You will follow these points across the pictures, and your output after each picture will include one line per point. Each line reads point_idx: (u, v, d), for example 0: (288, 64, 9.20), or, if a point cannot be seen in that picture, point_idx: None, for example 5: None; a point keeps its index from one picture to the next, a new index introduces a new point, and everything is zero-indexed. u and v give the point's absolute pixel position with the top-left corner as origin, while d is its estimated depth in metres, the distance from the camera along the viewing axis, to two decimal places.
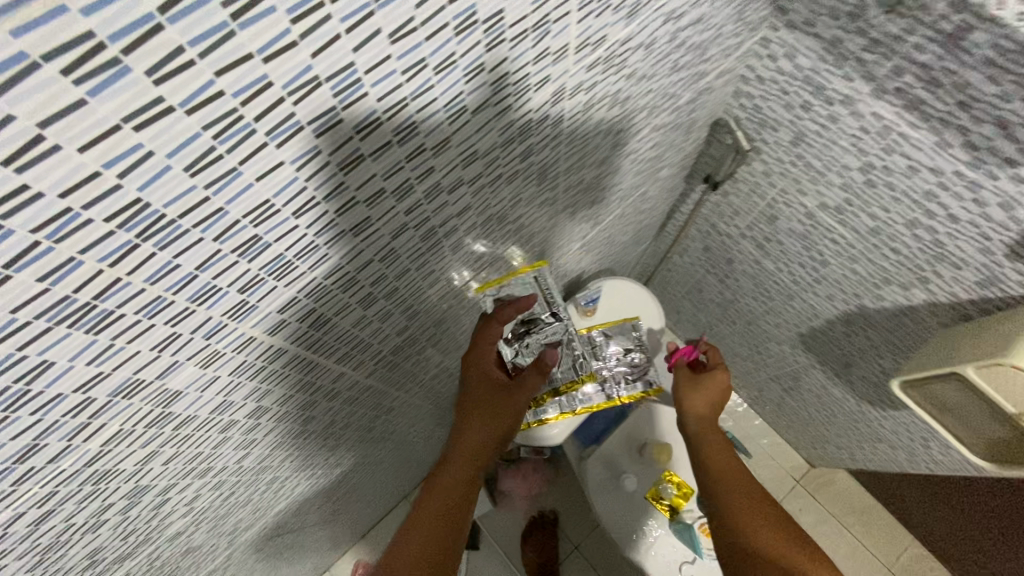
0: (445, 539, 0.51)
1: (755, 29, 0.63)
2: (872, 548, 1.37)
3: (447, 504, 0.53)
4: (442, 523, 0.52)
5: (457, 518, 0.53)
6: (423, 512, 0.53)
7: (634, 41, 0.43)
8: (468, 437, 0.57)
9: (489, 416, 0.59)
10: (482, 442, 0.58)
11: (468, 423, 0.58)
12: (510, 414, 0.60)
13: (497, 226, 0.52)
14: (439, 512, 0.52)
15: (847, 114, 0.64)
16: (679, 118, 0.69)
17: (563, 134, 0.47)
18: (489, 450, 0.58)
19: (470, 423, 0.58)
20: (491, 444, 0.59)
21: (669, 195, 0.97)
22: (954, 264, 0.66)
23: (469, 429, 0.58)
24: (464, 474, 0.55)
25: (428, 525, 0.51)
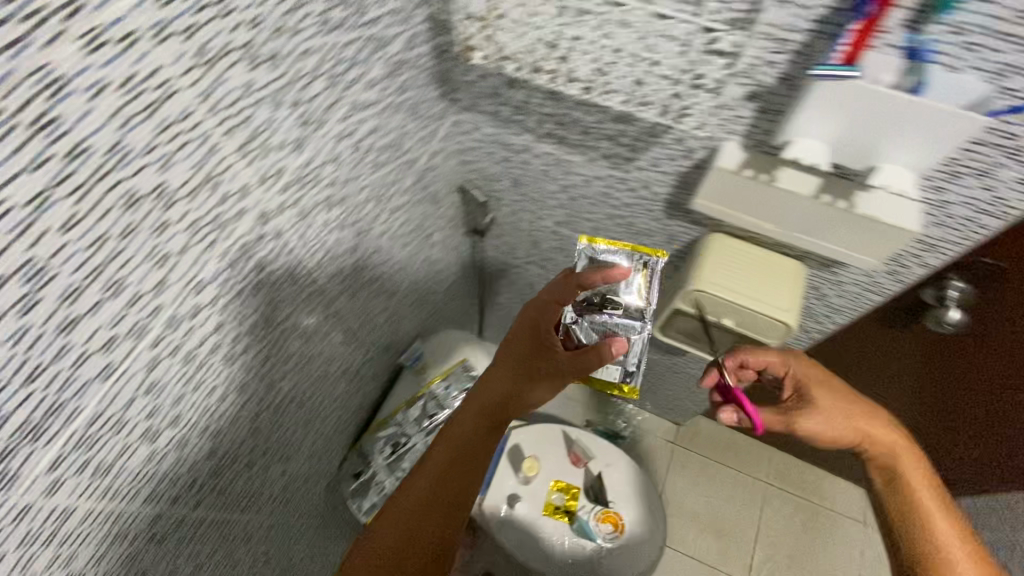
0: (429, 522, 0.69)
1: (442, 117, 0.82)
2: (744, 470, 1.61)
3: (430, 496, 0.71)
4: (422, 511, 0.70)
5: (463, 469, 0.74)
6: (409, 498, 0.71)
7: (318, 160, 0.57)
8: (452, 437, 0.77)
9: (491, 383, 0.80)
10: (467, 442, 0.76)
11: (457, 423, 0.78)
12: (494, 417, 0.78)
13: (270, 329, 0.61)
14: (422, 505, 0.70)
15: (532, 155, 0.86)
16: (418, 195, 0.85)
17: (292, 241, 0.58)
18: (484, 450, 0.76)
19: (466, 423, 0.77)
20: (478, 414, 0.78)
21: (458, 250, 1.13)
22: (650, 232, 0.89)
23: (454, 429, 0.77)
24: (448, 469, 0.73)
25: (409, 515, 0.69)
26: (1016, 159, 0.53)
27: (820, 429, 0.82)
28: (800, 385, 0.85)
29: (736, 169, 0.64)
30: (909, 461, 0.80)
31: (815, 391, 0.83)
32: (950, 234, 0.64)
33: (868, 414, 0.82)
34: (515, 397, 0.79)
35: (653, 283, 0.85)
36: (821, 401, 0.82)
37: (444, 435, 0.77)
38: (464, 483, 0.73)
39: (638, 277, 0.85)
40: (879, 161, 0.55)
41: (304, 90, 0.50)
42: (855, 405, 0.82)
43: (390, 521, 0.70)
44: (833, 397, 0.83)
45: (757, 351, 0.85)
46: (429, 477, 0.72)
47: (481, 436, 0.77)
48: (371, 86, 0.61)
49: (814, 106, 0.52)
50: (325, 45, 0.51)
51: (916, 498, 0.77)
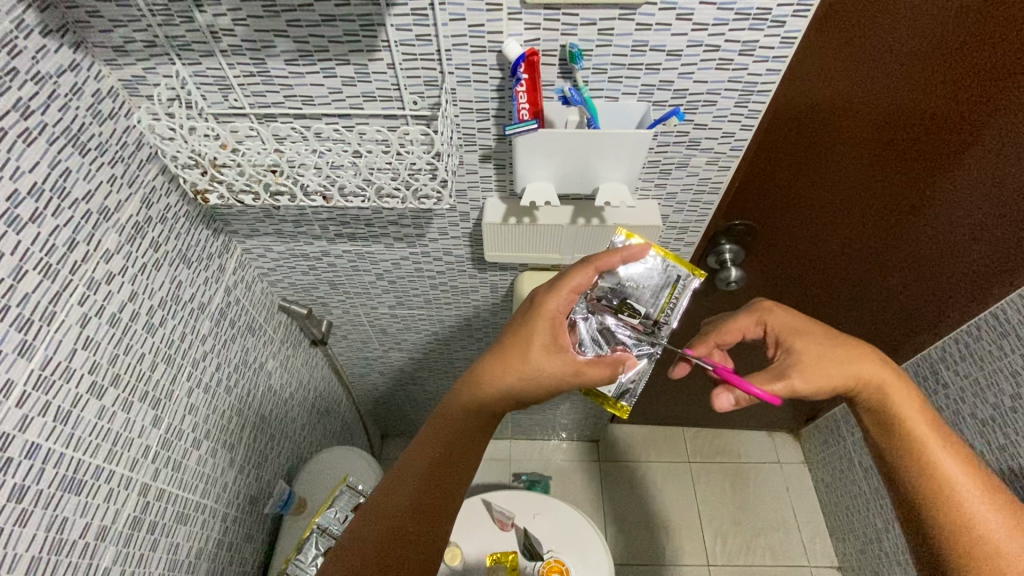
0: (417, 534, 0.50)
1: (226, 251, 0.80)
2: (670, 458, 1.64)
3: (418, 500, 0.51)
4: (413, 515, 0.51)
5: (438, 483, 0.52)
6: (387, 509, 0.51)
7: (63, 351, 0.52)
8: (444, 433, 0.54)
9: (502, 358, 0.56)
10: (463, 431, 0.55)
11: (457, 403, 0.56)
12: (498, 407, 0.56)
13: (66, 551, 0.53)
14: (404, 522, 0.50)
15: (333, 256, 0.86)
16: (229, 332, 0.82)
17: (59, 449, 0.52)
18: (475, 451, 0.55)
19: (456, 423, 0.55)
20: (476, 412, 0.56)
21: (308, 366, 1.08)
22: (473, 288, 0.93)
23: (457, 415, 0.55)
24: (434, 474, 0.52)
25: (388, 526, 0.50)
26: (694, 150, 0.64)
27: (808, 386, 0.59)
28: (775, 336, 0.65)
29: (501, 220, 0.71)
30: (909, 404, 0.57)
31: (795, 338, 0.63)
32: (693, 216, 0.75)
33: (864, 354, 0.60)
34: (513, 401, 0.57)
35: (679, 302, 0.66)
36: (806, 352, 0.61)
37: (437, 425, 0.55)
38: (458, 482, 0.54)
39: (667, 291, 0.66)
40: (598, 183, 0.62)
41: (11, 291, 0.47)
42: (841, 348, 0.60)
43: (356, 536, 0.50)
44: (821, 346, 0.61)
45: (724, 327, 0.69)
46: (408, 474, 0.52)
47: (479, 430, 0.56)
48: (111, 256, 0.58)
49: (524, 156, 0.59)
50: (22, 241, 0.48)
51: (926, 444, 0.55)
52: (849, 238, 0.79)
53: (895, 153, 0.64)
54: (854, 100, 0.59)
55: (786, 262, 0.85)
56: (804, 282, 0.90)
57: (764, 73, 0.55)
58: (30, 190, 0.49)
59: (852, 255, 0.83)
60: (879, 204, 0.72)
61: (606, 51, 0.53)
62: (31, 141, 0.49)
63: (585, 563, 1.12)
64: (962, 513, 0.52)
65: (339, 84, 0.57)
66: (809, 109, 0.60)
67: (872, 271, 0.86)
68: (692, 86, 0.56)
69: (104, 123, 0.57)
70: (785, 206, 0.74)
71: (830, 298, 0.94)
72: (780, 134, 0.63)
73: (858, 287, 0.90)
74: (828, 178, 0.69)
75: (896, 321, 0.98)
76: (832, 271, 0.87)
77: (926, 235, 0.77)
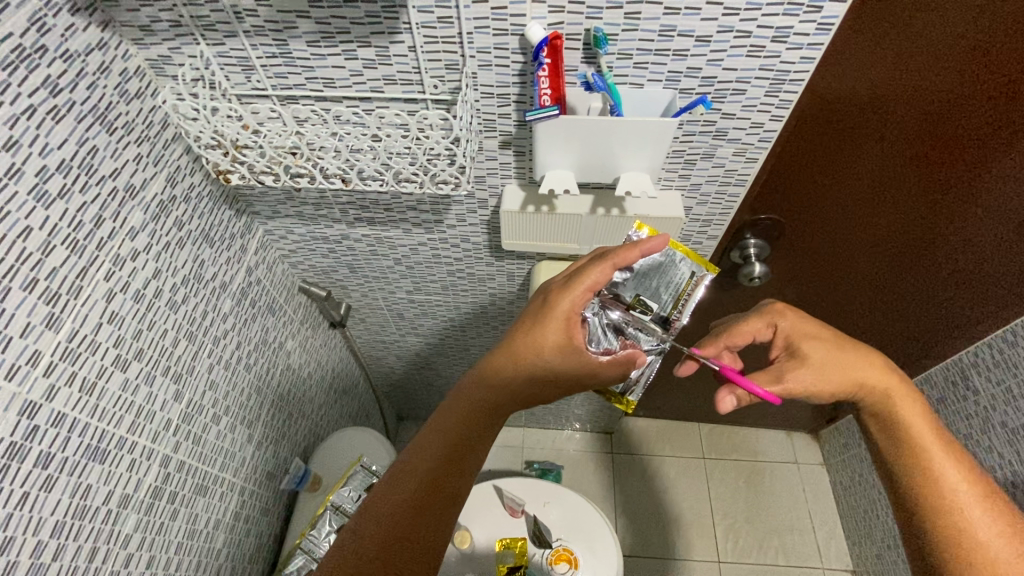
0: (423, 534, 0.50)
1: (248, 232, 0.82)
2: (682, 453, 1.62)
3: (423, 498, 0.51)
4: (420, 513, 0.50)
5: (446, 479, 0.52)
6: (392, 507, 0.50)
7: (88, 325, 0.54)
8: (450, 431, 0.54)
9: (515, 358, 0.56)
10: (473, 429, 0.55)
11: (465, 400, 0.55)
12: (506, 405, 0.56)
13: (89, 516, 0.55)
14: (411, 520, 0.50)
15: (352, 240, 0.86)
16: (250, 311, 0.83)
17: (83, 419, 0.53)
18: (481, 450, 0.55)
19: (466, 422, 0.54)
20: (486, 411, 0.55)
21: (326, 347, 1.10)
22: (490, 276, 0.93)
23: (466, 412, 0.55)
24: (441, 472, 0.52)
25: (394, 525, 0.50)
26: (721, 140, 0.62)
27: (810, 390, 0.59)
28: (782, 338, 0.63)
29: (520, 208, 0.70)
30: (910, 408, 0.56)
31: (801, 343, 0.61)
32: (716, 209, 0.73)
33: (868, 360, 0.59)
34: (520, 399, 0.57)
35: (692, 298, 0.66)
36: (811, 355, 0.60)
37: (444, 421, 0.55)
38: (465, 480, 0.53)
39: (679, 288, 0.66)
40: (619, 172, 0.61)
41: (41, 265, 0.49)
42: (845, 353, 0.59)
43: (359, 533, 0.50)
44: (825, 350, 0.60)
45: (734, 329, 0.67)
46: (414, 471, 0.52)
47: (488, 428, 0.55)
48: (136, 234, 0.59)
49: (544, 143, 0.58)
50: (50, 216, 0.49)
51: (924, 449, 0.54)
52: (879, 240, 0.76)
53: (931, 153, 0.61)
54: (889, 97, 0.56)
55: (812, 260, 0.82)
56: (831, 282, 0.87)
57: (798, 61, 0.53)
58: (58, 166, 0.50)
59: (882, 258, 0.79)
60: (911, 207, 0.69)
61: (632, 35, 0.51)
62: (60, 118, 0.50)
63: (592, 553, 1.12)
64: (958, 521, 0.50)
65: (360, 66, 0.57)
66: (840, 104, 0.58)
67: (902, 275, 0.83)
68: (721, 74, 0.54)
69: (131, 102, 0.58)
70: (812, 204, 0.71)
71: (858, 300, 0.91)
72: (809, 129, 0.61)
73: (886, 290, 0.87)
74: (861, 176, 0.66)
75: (925, 326, 0.95)
76: (860, 272, 0.84)
77: (961, 240, 0.73)
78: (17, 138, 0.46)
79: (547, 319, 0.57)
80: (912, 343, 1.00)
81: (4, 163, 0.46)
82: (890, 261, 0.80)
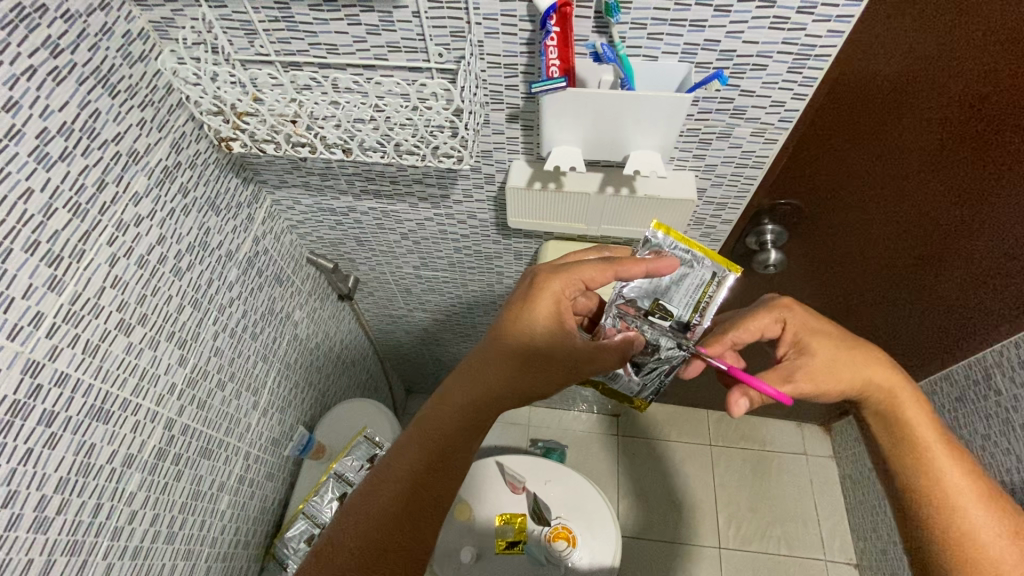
0: (401, 544, 0.48)
1: (255, 201, 0.81)
2: (688, 439, 1.61)
3: (399, 507, 0.49)
4: (395, 523, 0.49)
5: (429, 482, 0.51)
6: (368, 518, 0.49)
7: (90, 289, 0.54)
8: (430, 437, 0.53)
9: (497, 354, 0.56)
10: (457, 427, 0.53)
11: (447, 401, 0.54)
12: (492, 405, 0.55)
13: (92, 474, 0.56)
14: (386, 531, 0.49)
15: (359, 212, 0.86)
16: (257, 280, 0.84)
17: (86, 379, 0.55)
18: (464, 454, 0.53)
19: (448, 421, 0.53)
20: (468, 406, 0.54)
21: (334, 319, 1.11)
22: (497, 254, 0.92)
23: (446, 414, 0.54)
24: (420, 480, 0.51)
25: (368, 535, 0.48)
26: (738, 119, 0.59)
27: (819, 388, 0.57)
28: (789, 333, 0.61)
29: (526, 184, 0.68)
30: (915, 406, 0.54)
31: (808, 339, 0.59)
32: (732, 191, 0.70)
33: (876, 358, 0.57)
34: (504, 397, 0.55)
35: (714, 301, 0.61)
36: (819, 352, 0.58)
37: (425, 426, 0.53)
38: (447, 489, 0.52)
39: (701, 286, 0.61)
40: (629, 150, 0.59)
41: (43, 227, 0.49)
42: (855, 351, 0.57)
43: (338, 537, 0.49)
44: (834, 347, 0.58)
45: (742, 324, 0.63)
46: (391, 481, 0.51)
47: (470, 431, 0.54)
48: (140, 199, 0.60)
49: (551, 117, 0.56)
50: (52, 179, 0.50)
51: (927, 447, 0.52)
52: (900, 234, 0.72)
53: (972, 140, 0.56)
54: (926, 77, 0.52)
55: (834, 248, 0.79)
56: (850, 272, 0.84)
57: (825, 34, 0.49)
58: (59, 129, 0.50)
59: (909, 251, 0.75)
60: (945, 199, 0.64)
61: (647, 4, 0.49)
62: (61, 80, 0.50)
63: (591, 532, 1.13)
64: (956, 517, 0.49)
65: (363, 32, 0.55)
66: (871, 82, 0.54)
67: (930, 272, 0.78)
68: (742, 47, 0.51)
69: (135, 66, 0.57)
70: (836, 188, 0.67)
71: (878, 292, 0.87)
72: (836, 108, 0.57)
73: (911, 285, 0.82)
74: (892, 162, 0.62)
75: (952, 326, 0.89)
76: (883, 264, 0.80)
77: (998, 243, 0.67)
78: (17, 99, 0.46)
79: (537, 309, 0.57)
80: (935, 340, 0.96)
81: (4, 124, 0.46)
82: (919, 256, 0.75)
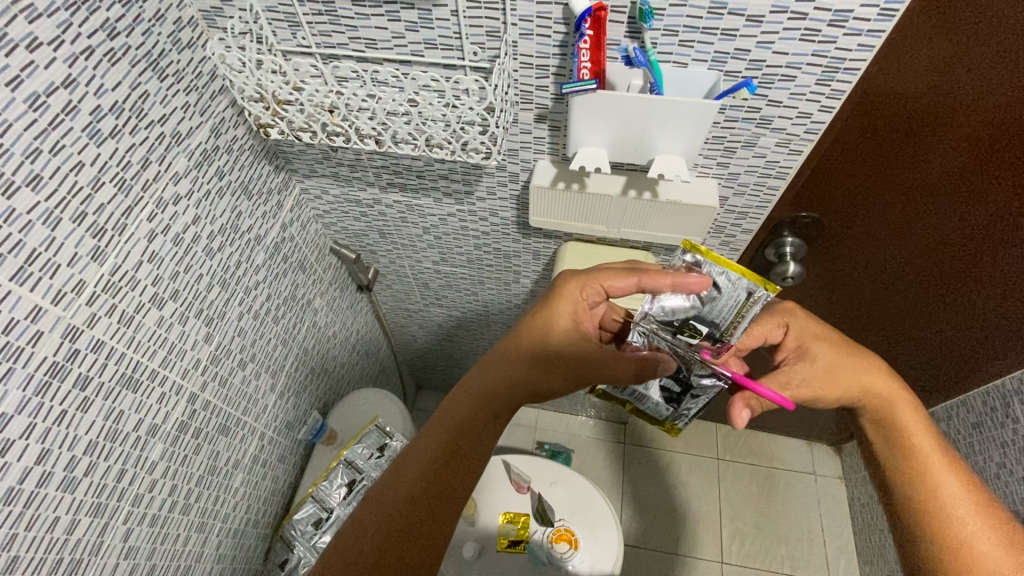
0: (422, 525, 0.50)
1: (285, 189, 0.84)
2: (695, 451, 1.61)
3: (420, 490, 0.51)
4: (417, 503, 0.51)
5: (445, 472, 0.52)
6: (393, 498, 0.51)
7: (128, 263, 0.56)
8: (453, 423, 0.54)
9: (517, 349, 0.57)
10: (476, 420, 0.54)
11: (470, 389, 0.56)
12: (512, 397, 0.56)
13: (117, 442, 0.58)
14: (410, 509, 0.50)
15: (384, 204, 0.88)
16: (281, 266, 0.86)
17: (120, 348, 0.57)
18: (483, 444, 0.54)
19: (468, 412, 0.55)
20: (485, 400, 0.55)
21: (352, 310, 1.13)
22: (515, 254, 0.93)
23: (468, 402, 0.55)
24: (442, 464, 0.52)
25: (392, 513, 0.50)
26: (764, 129, 0.59)
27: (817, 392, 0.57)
28: (793, 338, 0.61)
29: (550, 184, 0.69)
30: (909, 412, 0.55)
31: (805, 343, 0.60)
32: (754, 202, 0.71)
33: (875, 364, 0.57)
34: (520, 392, 0.56)
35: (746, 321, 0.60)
36: (820, 356, 0.58)
37: (448, 413, 0.55)
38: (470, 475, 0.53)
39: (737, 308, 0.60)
40: (654, 154, 0.60)
41: (90, 199, 0.52)
42: (857, 358, 0.58)
43: (359, 519, 0.51)
44: (834, 351, 0.58)
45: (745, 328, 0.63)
46: (414, 464, 0.52)
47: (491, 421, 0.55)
48: (179, 179, 0.62)
49: (580, 118, 0.57)
50: (102, 154, 0.52)
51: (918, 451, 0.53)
52: (921, 253, 0.72)
53: (997, 161, 0.56)
54: (955, 94, 0.52)
55: (855, 264, 0.78)
56: (868, 290, 0.83)
57: (855, 48, 0.50)
58: (110, 107, 0.52)
59: (931, 271, 0.74)
60: (967, 219, 0.64)
61: (680, 11, 0.50)
62: (116, 61, 0.52)
63: (594, 537, 1.13)
64: (954, 527, 0.48)
65: (403, 29, 0.57)
66: (899, 99, 0.54)
67: (950, 293, 0.77)
68: (771, 57, 0.52)
69: (183, 51, 0.60)
70: (858, 203, 0.68)
71: (895, 311, 0.86)
72: (863, 120, 0.57)
73: (931, 306, 0.82)
74: (915, 179, 0.62)
75: (971, 352, 0.88)
76: (903, 284, 0.79)
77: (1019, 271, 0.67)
78: (75, 77, 0.49)
79: (554, 314, 0.58)
80: (955, 364, 0.94)
81: (62, 99, 0.48)
82: (938, 276, 0.75)
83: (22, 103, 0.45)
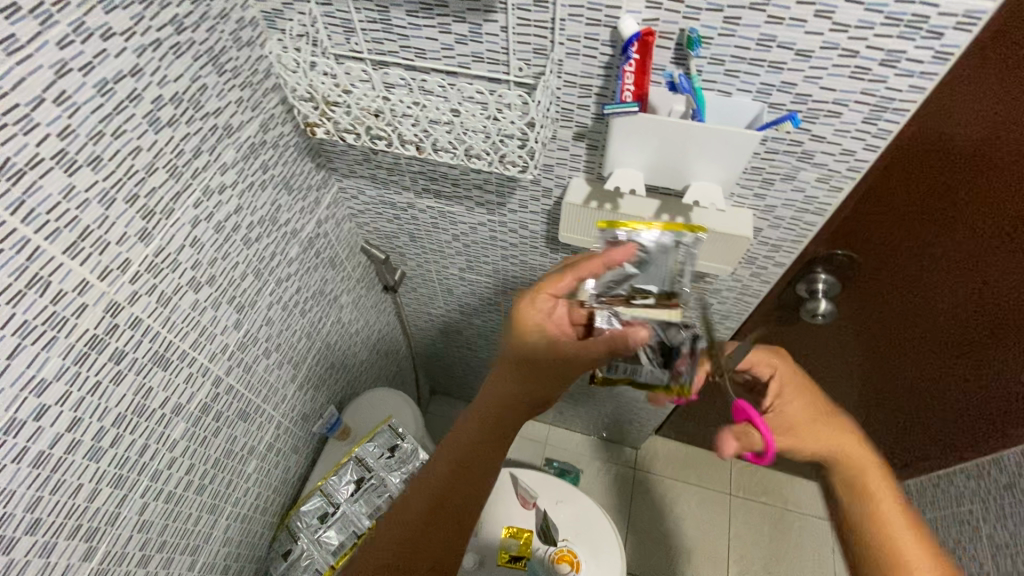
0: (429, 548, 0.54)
1: (324, 186, 0.86)
2: (707, 483, 1.57)
3: (425, 514, 0.55)
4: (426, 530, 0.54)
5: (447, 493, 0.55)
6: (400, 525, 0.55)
7: (171, 246, 0.59)
8: (455, 450, 0.57)
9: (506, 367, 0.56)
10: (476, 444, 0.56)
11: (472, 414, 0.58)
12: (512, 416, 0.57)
13: (141, 419, 0.60)
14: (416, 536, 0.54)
15: (417, 209, 0.89)
16: (313, 261, 0.88)
17: (156, 326, 0.59)
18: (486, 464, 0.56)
19: (468, 431, 0.57)
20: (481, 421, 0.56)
21: (375, 309, 1.15)
22: (542, 268, 0.94)
23: (471, 428, 0.57)
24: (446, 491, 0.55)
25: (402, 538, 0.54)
26: (805, 163, 0.59)
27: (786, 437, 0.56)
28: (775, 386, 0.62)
29: (583, 202, 0.70)
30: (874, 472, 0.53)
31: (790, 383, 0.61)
32: (789, 236, 0.69)
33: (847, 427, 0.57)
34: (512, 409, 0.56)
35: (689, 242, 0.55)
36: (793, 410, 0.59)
37: (451, 442, 0.58)
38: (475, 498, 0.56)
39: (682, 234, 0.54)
40: (689, 181, 0.59)
41: (144, 183, 0.54)
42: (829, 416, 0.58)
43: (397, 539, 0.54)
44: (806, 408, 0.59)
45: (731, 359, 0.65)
46: (422, 492, 0.56)
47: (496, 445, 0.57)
48: (226, 169, 0.65)
49: (618, 140, 0.58)
50: (159, 141, 0.55)
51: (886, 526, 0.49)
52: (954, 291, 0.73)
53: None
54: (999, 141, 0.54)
55: (884, 295, 0.79)
56: (894, 323, 0.84)
57: (906, 89, 0.49)
58: (171, 97, 0.55)
59: (966, 299, 0.74)
60: (1005, 247, 0.63)
61: (728, 41, 0.50)
62: (181, 54, 0.55)
63: (596, 560, 1.11)
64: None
65: (452, 41, 0.58)
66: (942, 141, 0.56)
67: (982, 324, 0.76)
68: (818, 93, 0.52)
69: (242, 49, 0.62)
70: (894, 238, 0.68)
71: (927, 343, 0.85)
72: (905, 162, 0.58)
73: (964, 339, 0.81)
74: (952, 203, 0.62)
75: (1003, 399, 0.85)
76: (936, 313, 0.79)
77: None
78: (142, 66, 0.51)
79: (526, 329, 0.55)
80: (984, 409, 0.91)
81: (128, 87, 0.50)
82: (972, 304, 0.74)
83: (92, 88, 0.47)
